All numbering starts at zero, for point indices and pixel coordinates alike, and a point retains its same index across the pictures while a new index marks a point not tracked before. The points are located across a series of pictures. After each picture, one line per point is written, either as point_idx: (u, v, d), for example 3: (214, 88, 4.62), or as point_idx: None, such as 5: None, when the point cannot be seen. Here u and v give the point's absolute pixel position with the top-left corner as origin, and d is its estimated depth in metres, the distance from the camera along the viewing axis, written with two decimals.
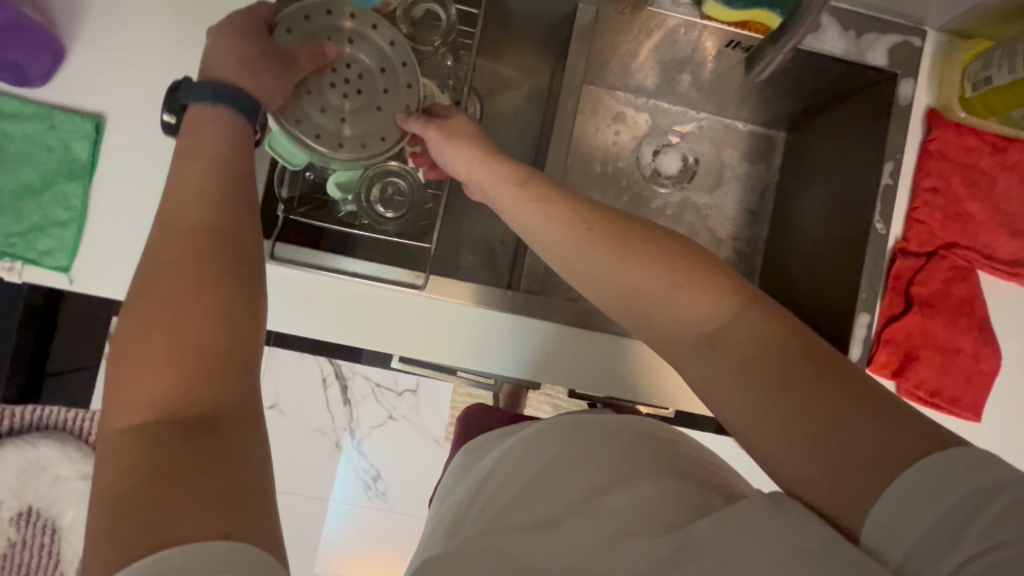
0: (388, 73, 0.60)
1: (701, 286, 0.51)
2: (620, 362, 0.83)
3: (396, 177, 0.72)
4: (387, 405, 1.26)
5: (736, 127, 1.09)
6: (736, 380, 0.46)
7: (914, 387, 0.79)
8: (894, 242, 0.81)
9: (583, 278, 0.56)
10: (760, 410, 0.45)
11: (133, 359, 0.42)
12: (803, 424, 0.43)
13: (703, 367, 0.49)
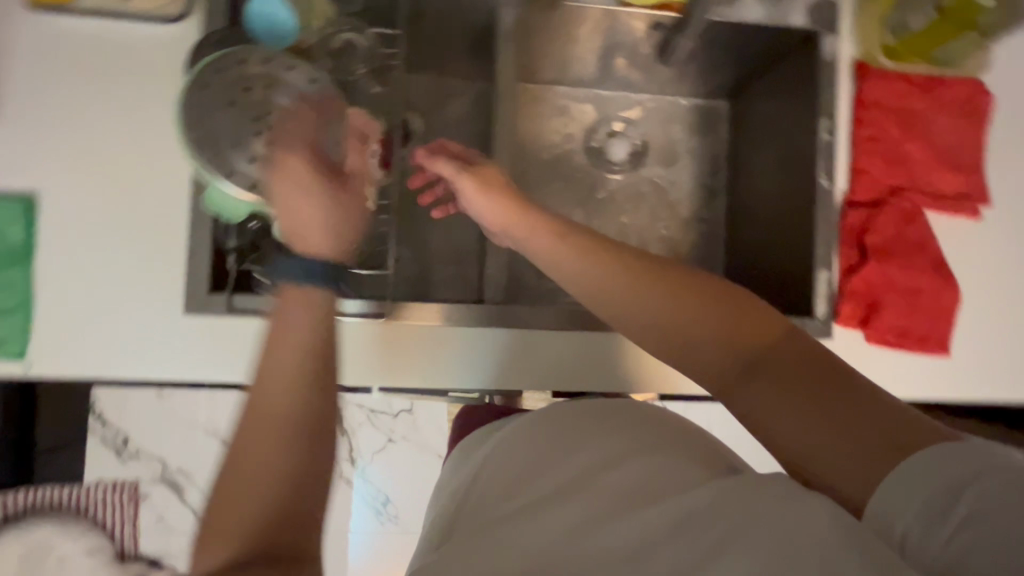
0: (311, 111, 0.60)
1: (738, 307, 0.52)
2: (598, 357, 0.83)
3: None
4: (383, 427, 1.14)
5: (680, 102, 1.09)
6: (769, 389, 0.46)
7: (882, 333, 0.81)
8: (841, 196, 0.83)
9: (612, 303, 0.56)
10: (792, 414, 0.45)
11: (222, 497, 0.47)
12: (821, 418, 0.44)
13: (742, 384, 0.48)
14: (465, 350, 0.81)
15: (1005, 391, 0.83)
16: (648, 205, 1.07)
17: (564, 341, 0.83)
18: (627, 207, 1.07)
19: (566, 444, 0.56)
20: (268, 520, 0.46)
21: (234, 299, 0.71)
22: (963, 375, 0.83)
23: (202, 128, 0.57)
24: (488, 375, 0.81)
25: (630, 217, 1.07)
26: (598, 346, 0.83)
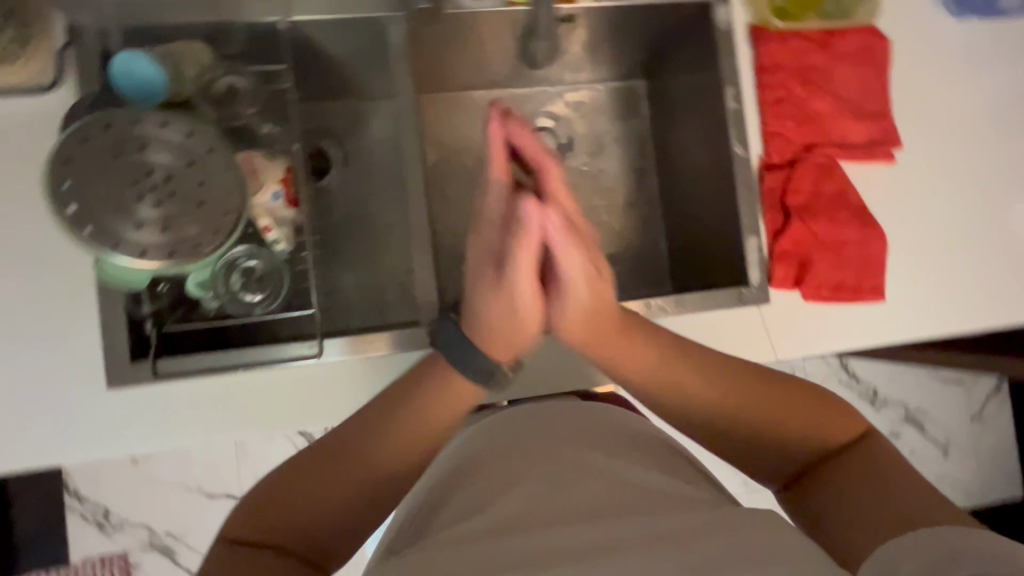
0: (197, 166, 0.59)
1: (832, 419, 0.60)
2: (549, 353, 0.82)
3: (252, 257, 0.70)
4: None
5: (598, 89, 1.09)
6: (850, 482, 0.56)
7: (818, 290, 0.82)
8: (758, 160, 0.84)
9: (709, 422, 0.62)
10: (863, 503, 0.54)
11: (287, 484, 0.55)
12: (864, 508, 0.53)
13: (833, 482, 0.57)
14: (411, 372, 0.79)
15: (947, 325, 0.84)
16: (584, 195, 1.07)
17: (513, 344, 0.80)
18: None
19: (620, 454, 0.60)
20: (318, 521, 0.54)
21: (160, 364, 0.69)
22: (901, 318, 0.84)
23: (81, 202, 0.55)
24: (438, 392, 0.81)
25: None
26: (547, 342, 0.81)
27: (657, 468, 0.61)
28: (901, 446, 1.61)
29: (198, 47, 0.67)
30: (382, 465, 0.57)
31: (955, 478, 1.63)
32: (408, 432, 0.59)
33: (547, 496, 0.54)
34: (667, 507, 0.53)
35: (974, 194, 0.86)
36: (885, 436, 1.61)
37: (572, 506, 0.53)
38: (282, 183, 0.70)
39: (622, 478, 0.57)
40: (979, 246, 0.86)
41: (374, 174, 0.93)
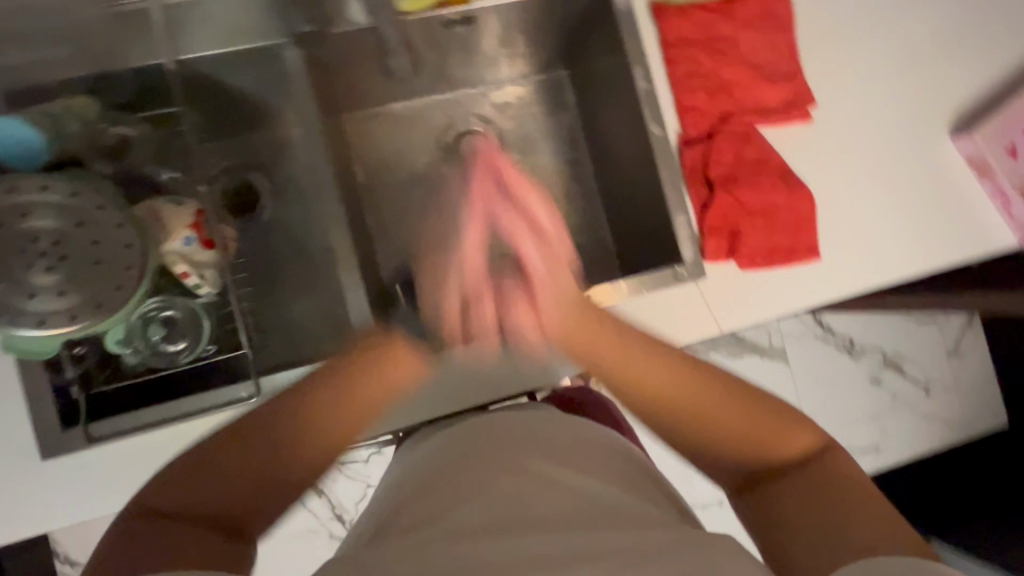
0: (87, 225, 0.57)
1: (769, 421, 0.62)
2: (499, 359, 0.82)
3: (169, 306, 0.69)
4: (359, 476, 1.39)
5: (520, 83, 1.07)
6: (795, 496, 0.56)
7: (752, 258, 0.82)
8: (676, 137, 0.84)
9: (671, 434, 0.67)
10: (801, 521, 0.54)
11: (229, 446, 0.59)
12: (807, 520, 0.54)
13: (777, 492, 0.58)
14: None
15: (887, 273, 0.84)
16: None
17: (461, 356, 0.81)
18: None
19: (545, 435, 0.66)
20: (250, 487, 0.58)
21: (92, 430, 0.67)
22: (839, 273, 0.84)
23: None
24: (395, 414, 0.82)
25: None
26: (495, 349, 0.82)
27: (605, 472, 0.61)
28: (885, 392, 1.62)
29: (82, 99, 0.66)
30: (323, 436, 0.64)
31: (942, 415, 1.64)
32: (343, 405, 0.68)
33: (497, 510, 0.54)
34: (612, 521, 0.53)
35: (894, 139, 0.87)
36: (869, 383, 1.62)
37: (522, 520, 0.53)
38: (194, 227, 0.67)
39: (573, 491, 0.57)
40: (907, 190, 0.86)
41: (300, 196, 0.88)
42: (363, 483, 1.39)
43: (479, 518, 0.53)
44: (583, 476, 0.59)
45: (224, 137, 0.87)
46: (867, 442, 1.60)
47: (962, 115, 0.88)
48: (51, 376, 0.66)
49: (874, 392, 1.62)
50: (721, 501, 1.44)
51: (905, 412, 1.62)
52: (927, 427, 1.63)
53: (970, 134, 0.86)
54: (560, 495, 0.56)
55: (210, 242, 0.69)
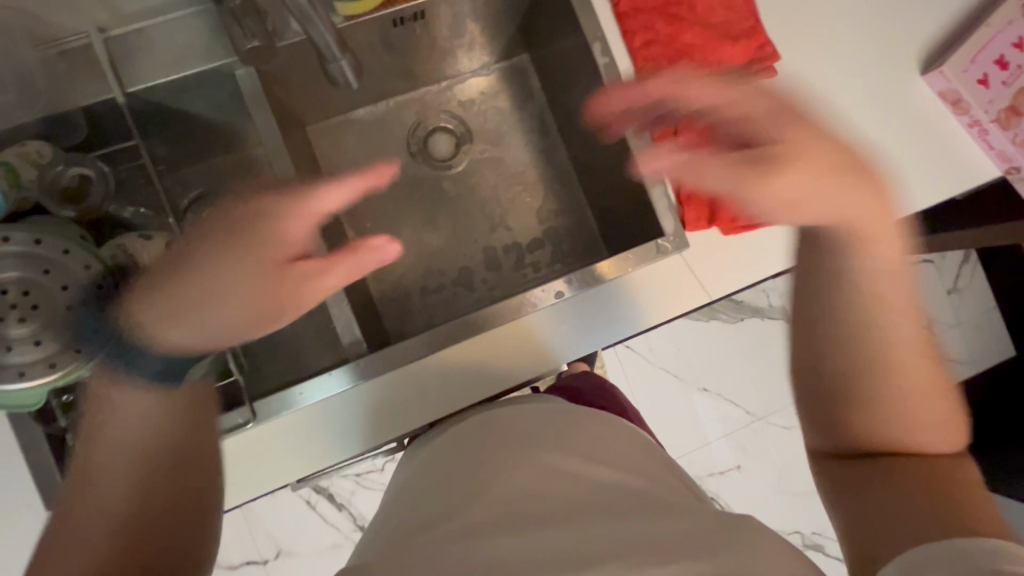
0: (54, 271, 0.57)
1: (937, 426, 0.61)
2: (493, 354, 0.82)
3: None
4: (376, 485, 1.40)
5: (483, 73, 1.06)
6: (912, 477, 0.59)
7: (733, 222, 0.81)
8: (643, 109, 0.83)
9: (847, 393, 0.63)
10: (899, 496, 0.58)
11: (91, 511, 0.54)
12: (922, 492, 0.57)
13: (894, 464, 0.61)
14: (365, 407, 0.80)
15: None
16: (501, 183, 1.05)
17: (454, 355, 0.81)
18: (481, 194, 1.04)
19: (544, 435, 0.64)
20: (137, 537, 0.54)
21: None
22: None
23: None
24: (397, 422, 0.82)
25: (489, 203, 1.04)
26: (489, 344, 0.82)
27: (622, 459, 0.61)
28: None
29: (35, 145, 0.65)
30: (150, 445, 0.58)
31: (950, 353, 1.64)
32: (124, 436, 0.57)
33: (523, 503, 0.54)
34: (625, 509, 0.53)
35: (864, 83, 0.85)
36: None
37: (550, 514, 0.53)
38: None
39: (590, 480, 0.57)
40: (881, 133, 0.85)
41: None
42: (381, 490, 1.40)
43: (498, 514, 0.53)
44: (606, 465, 0.59)
45: (193, 164, 0.87)
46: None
47: (928, 50, 0.87)
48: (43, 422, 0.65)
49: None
50: (738, 466, 1.44)
51: None
52: None
53: (939, 69, 0.84)
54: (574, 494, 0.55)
55: None
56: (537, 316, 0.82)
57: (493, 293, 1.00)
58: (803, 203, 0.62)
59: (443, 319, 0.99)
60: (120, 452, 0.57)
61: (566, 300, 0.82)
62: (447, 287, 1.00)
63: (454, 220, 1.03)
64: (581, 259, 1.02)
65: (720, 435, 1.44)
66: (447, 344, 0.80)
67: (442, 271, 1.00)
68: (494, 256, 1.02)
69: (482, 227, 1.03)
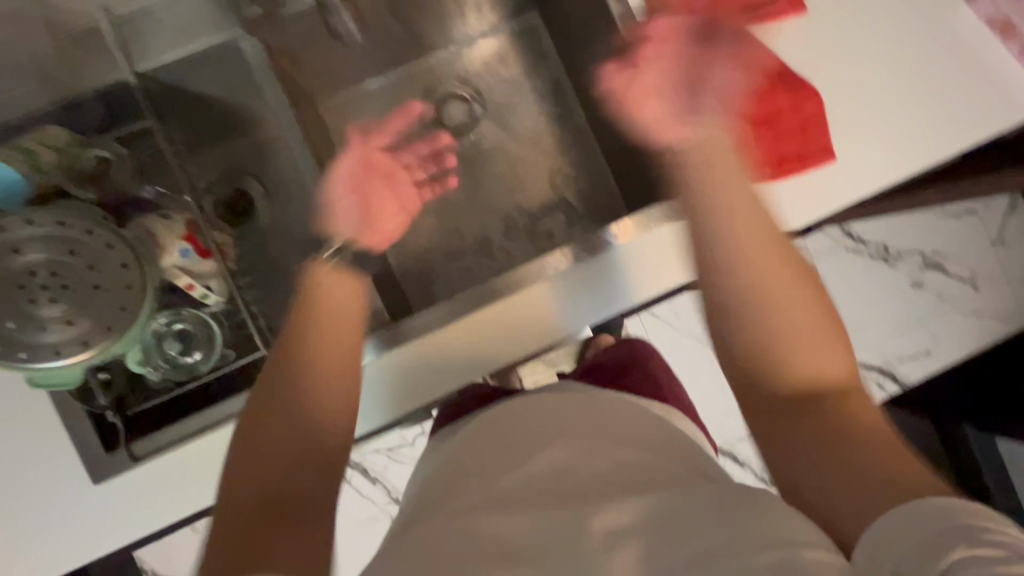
0: (81, 251, 0.58)
1: (823, 350, 0.54)
2: (508, 325, 0.82)
3: (179, 319, 0.69)
4: (408, 458, 1.42)
5: (493, 35, 1.02)
6: (829, 438, 0.48)
7: (760, 172, 0.77)
8: None
9: (764, 341, 0.55)
10: (817, 451, 0.48)
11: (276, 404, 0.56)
12: (814, 434, 0.49)
13: (803, 416, 0.51)
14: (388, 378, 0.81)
15: (910, 163, 0.78)
16: (517, 149, 1.02)
17: (466, 329, 0.80)
18: (496, 161, 1.02)
19: (580, 418, 0.59)
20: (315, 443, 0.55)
21: (134, 449, 0.69)
22: (856, 174, 0.78)
23: None
24: (424, 392, 0.82)
25: (506, 170, 1.02)
26: (503, 317, 0.81)
27: (642, 433, 0.58)
28: (928, 294, 1.56)
29: (51, 130, 0.65)
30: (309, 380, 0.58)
31: (995, 307, 1.56)
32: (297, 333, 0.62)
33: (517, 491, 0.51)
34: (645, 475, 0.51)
35: (903, 15, 0.79)
36: (909, 288, 1.56)
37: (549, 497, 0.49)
38: (188, 239, 0.68)
39: (609, 459, 0.53)
40: (923, 66, 0.79)
41: (293, 191, 0.87)
42: (413, 464, 1.42)
43: (507, 495, 0.51)
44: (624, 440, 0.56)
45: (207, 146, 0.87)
46: (914, 347, 1.56)
47: None
48: (85, 399, 0.68)
49: (916, 295, 1.56)
50: None
51: (952, 311, 1.56)
52: (978, 323, 1.55)
53: None
54: (595, 476, 0.51)
55: (207, 252, 0.69)
56: (554, 283, 0.80)
57: (511, 261, 0.99)
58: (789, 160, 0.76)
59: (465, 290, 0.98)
60: (281, 410, 0.56)
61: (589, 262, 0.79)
62: (468, 258, 0.99)
63: (471, 190, 1.01)
64: (600, 222, 0.99)
65: None
66: (461, 318, 0.78)
67: (460, 242, 0.99)
68: (511, 223, 1.00)
69: (498, 196, 1.01)
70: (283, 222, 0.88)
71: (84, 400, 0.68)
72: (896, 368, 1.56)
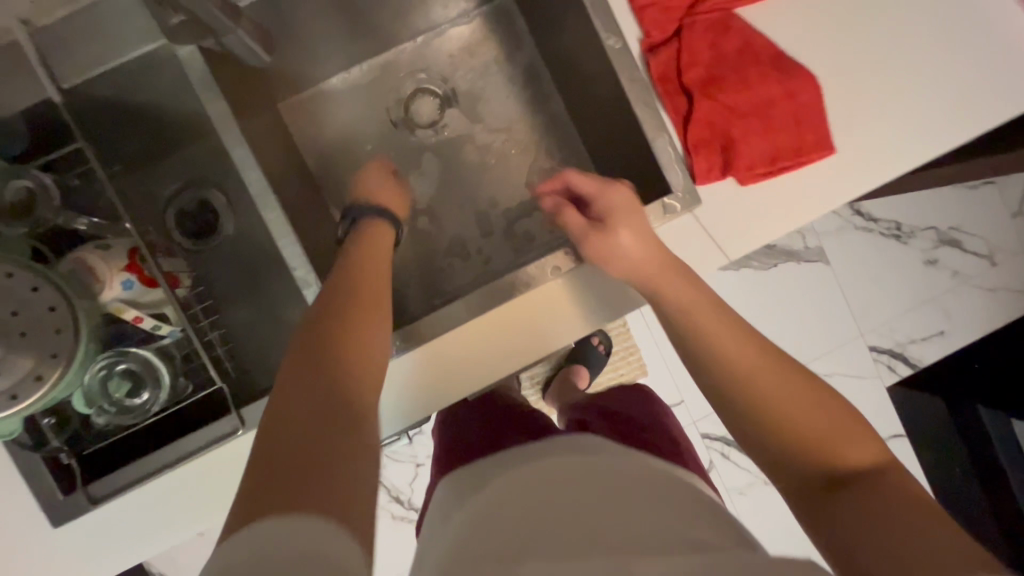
0: (4, 296, 0.54)
1: (844, 431, 0.50)
2: (503, 346, 0.74)
3: (123, 360, 0.66)
4: (407, 457, 1.40)
5: (463, 22, 0.95)
6: (875, 516, 0.42)
7: (752, 169, 0.69)
8: (639, 46, 0.72)
9: (778, 430, 0.51)
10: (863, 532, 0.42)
11: (327, 346, 0.56)
12: (851, 516, 0.44)
13: (840, 499, 0.46)
14: None
15: (925, 147, 0.70)
16: (494, 144, 0.95)
17: (454, 356, 0.73)
18: (472, 158, 0.95)
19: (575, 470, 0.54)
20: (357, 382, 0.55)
21: (92, 491, 0.66)
22: (861, 165, 0.70)
23: None
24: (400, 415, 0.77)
25: (484, 168, 0.95)
26: (496, 332, 0.73)
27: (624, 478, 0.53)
28: (941, 271, 1.48)
29: None
30: (356, 324, 0.59)
31: (1013, 283, 1.48)
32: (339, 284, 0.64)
33: (521, 532, 0.47)
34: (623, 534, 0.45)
35: None
36: (921, 266, 1.48)
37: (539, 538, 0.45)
38: (131, 269, 0.65)
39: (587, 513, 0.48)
40: (935, 39, 0.70)
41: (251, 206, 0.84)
42: (411, 463, 1.40)
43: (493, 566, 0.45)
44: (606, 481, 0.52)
45: (156, 163, 0.83)
46: (928, 328, 1.48)
47: None
48: (31, 441, 0.64)
49: (929, 274, 1.48)
50: None
51: (968, 288, 1.48)
52: (996, 301, 1.47)
53: None
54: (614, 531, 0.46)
55: (151, 281, 0.65)
56: (546, 292, 0.73)
57: (492, 265, 0.93)
58: (776, 158, 0.70)
59: (444, 298, 0.92)
60: (328, 344, 0.56)
61: (580, 268, 0.73)
62: (446, 264, 0.93)
63: (447, 190, 0.95)
64: None
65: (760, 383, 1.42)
66: (443, 342, 0.73)
67: (438, 248, 0.94)
68: (491, 224, 0.94)
69: (475, 195, 0.95)
70: (245, 237, 0.84)
71: (30, 444, 0.64)
72: (909, 351, 1.48)
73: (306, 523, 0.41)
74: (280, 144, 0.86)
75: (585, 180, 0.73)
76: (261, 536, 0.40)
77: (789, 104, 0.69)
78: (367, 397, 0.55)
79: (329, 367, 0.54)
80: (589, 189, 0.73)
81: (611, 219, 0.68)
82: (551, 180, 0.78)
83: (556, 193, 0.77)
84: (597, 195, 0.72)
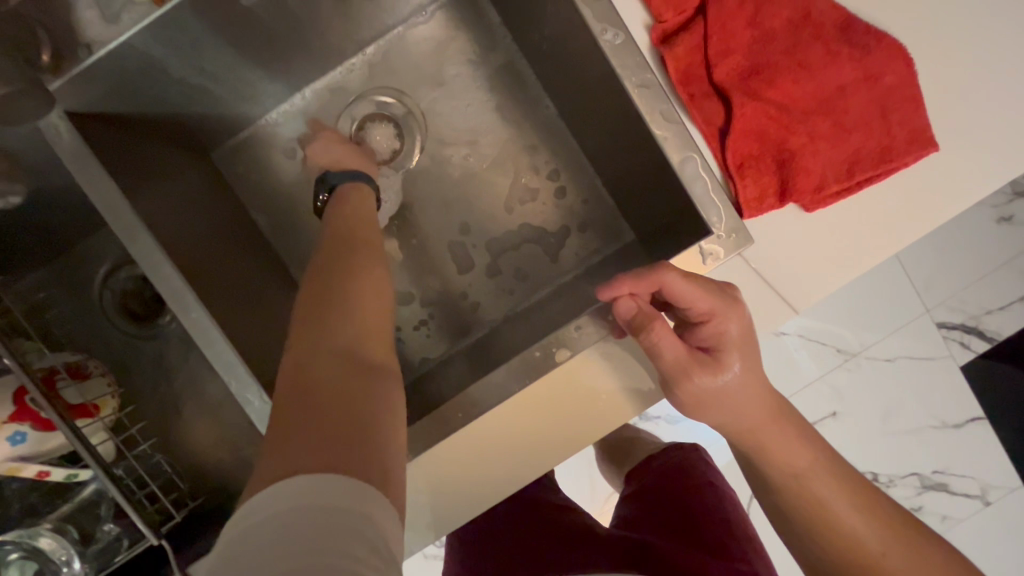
0: None
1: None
2: (516, 436, 0.56)
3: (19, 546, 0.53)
4: None
5: (419, 20, 0.76)
6: None
7: (820, 190, 0.50)
8: (649, 39, 0.53)
9: None
10: None
11: (328, 293, 0.48)
12: None
13: None
14: None
15: None
16: (477, 166, 0.77)
17: (435, 465, 0.56)
18: (448, 187, 0.77)
19: None
20: (373, 330, 0.47)
21: None
22: (971, 162, 0.50)
23: None
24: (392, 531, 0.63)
25: (466, 196, 0.77)
26: (496, 427, 0.56)
27: None
28: (1019, 228, 1.23)
29: None
30: (360, 268, 0.51)
31: None
32: (338, 225, 0.57)
33: None
34: None
35: None
36: (995, 225, 1.23)
37: None
38: (17, 419, 0.52)
39: None
40: None
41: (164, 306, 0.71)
42: None
43: None
44: None
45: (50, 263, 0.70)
46: (1005, 296, 1.23)
47: None
48: None
49: (1006, 233, 1.23)
50: (834, 413, 1.23)
51: None
52: None
53: None
54: None
55: (47, 425, 0.52)
56: (550, 377, 0.55)
57: (484, 315, 0.76)
58: (850, 159, 0.50)
59: (436, 364, 0.75)
60: (333, 289, 0.48)
61: (600, 344, 0.54)
62: (433, 318, 0.76)
63: (422, 228, 0.77)
64: (596, 246, 0.75)
65: (819, 377, 1.23)
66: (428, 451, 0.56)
67: (416, 299, 0.77)
68: (480, 264, 0.76)
69: (458, 231, 0.77)
70: (161, 336, 0.71)
71: None
72: (983, 324, 1.23)
73: (324, 479, 0.33)
74: (214, 201, 0.70)
75: (697, 294, 0.47)
76: (283, 493, 0.32)
77: (866, 94, 0.51)
78: (385, 346, 0.47)
79: (338, 311, 0.46)
80: (699, 307, 0.48)
81: (725, 356, 0.48)
82: (636, 277, 0.48)
83: (640, 293, 0.49)
84: (713, 318, 0.48)
